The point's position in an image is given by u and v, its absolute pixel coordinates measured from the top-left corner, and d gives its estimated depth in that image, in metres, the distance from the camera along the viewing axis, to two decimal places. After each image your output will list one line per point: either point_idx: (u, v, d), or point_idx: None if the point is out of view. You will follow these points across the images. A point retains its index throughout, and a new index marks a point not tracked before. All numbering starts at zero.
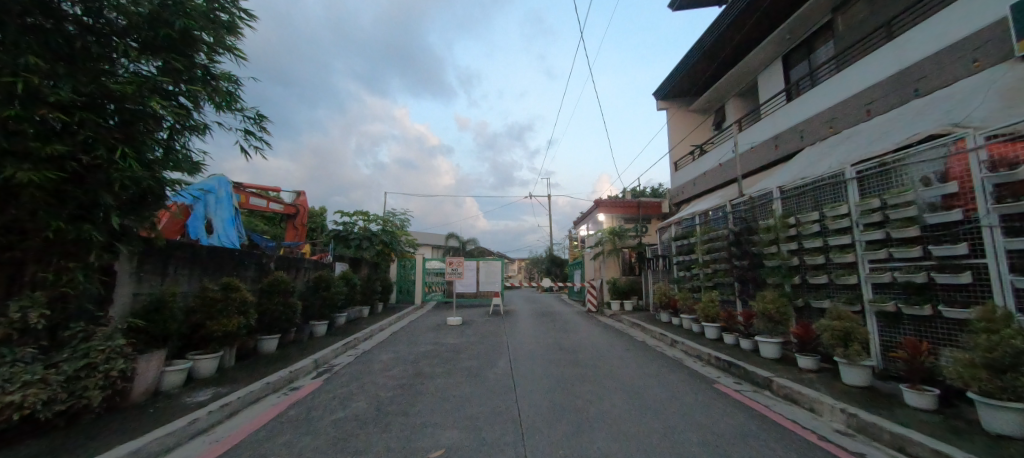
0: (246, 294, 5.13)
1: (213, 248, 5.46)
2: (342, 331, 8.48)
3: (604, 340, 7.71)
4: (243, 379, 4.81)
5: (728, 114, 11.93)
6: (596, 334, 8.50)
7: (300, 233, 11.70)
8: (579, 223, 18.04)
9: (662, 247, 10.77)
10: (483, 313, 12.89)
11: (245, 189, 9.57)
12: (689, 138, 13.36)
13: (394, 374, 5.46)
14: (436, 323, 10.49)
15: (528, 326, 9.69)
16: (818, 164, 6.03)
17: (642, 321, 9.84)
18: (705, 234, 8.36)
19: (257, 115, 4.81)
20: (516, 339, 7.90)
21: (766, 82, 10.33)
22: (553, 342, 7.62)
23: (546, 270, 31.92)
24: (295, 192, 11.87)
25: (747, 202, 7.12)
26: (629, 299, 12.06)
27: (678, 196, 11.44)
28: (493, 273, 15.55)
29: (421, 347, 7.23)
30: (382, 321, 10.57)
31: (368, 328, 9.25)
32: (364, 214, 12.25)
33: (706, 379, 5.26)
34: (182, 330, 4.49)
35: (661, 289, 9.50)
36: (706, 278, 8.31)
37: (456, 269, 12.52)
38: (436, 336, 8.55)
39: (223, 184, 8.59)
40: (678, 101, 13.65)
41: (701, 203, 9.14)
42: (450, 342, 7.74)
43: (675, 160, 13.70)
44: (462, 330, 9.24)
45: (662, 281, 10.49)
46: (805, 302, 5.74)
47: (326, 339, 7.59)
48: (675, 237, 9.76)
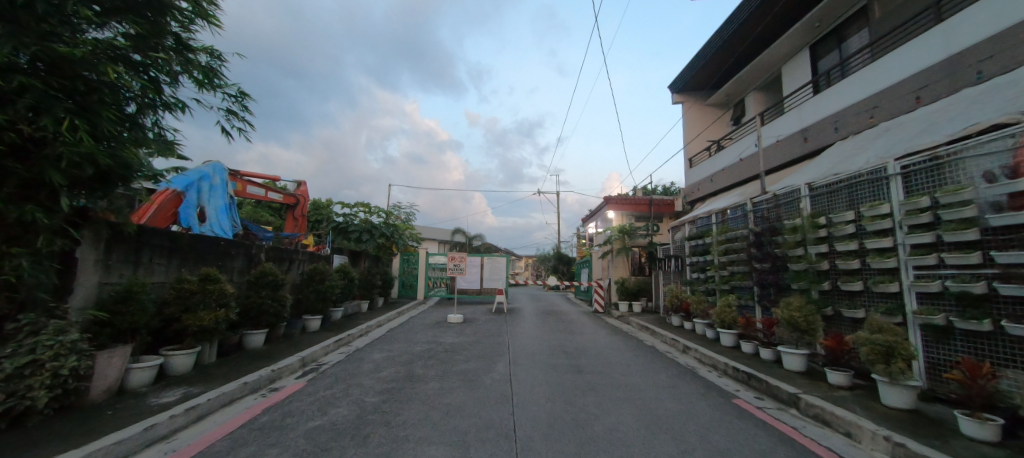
0: (226, 286, 4.80)
1: (195, 236, 5.15)
2: (337, 327, 8.17)
3: (612, 344, 7.24)
4: (221, 378, 4.48)
5: (748, 108, 11.28)
6: (603, 337, 8.04)
7: (301, 223, 11.42)
8: (586, 221, 17.52)
9: (675, 247, 10.23)
10: (485, 311, 12.52)
11: (243, 177, 9.28)
12: (705, 134, 12.72)
13: (383, 375, 5.08)
14: (436, 320, 10.14)
15: (530, 327, 9.27)
16: (853, 159, 5.46)
17: (652, 324, 9.34)
18: (722, 234, 7.83)
19: (240, 93, 4.44)
20: (518, 340, 7.49)
21: (790, 74, 9.69)
22: (557, 344, 7.18)
23: (553, 267, 31.44)
24: (296, 182, 11.58)
25: (771, 199, 6.57)
26: (638, 300, 11.55)
27: (692, 193, 10.86)
28: (498, 270, 15.16)
29: (417, 346, 6.86)
30: (381, 317, 10.24)
31: (365, 324, 8.92)
32: (365, 206, 11.94)
33: (724, 393, 4.78)
34: (154, 324, 4.17)
35: (673, 291, 8.98)
36: (722, 280, 7.78)
37: (458, 264, 12.14)
38: (434, 334, 8.17)
39: (218, 171, 8.30)
40: (694, 94, 13.02)
41: (718, 201, 8.59)
42: (448, 341, 7.36)
43: (690, 156, 13.07)
44: (462, 329, 8.87)
45: (673, 283, 9.96)
46: (835, 310, 5.21)
47: (319, 335, 7.27)
48: (689, 237, 9.21)
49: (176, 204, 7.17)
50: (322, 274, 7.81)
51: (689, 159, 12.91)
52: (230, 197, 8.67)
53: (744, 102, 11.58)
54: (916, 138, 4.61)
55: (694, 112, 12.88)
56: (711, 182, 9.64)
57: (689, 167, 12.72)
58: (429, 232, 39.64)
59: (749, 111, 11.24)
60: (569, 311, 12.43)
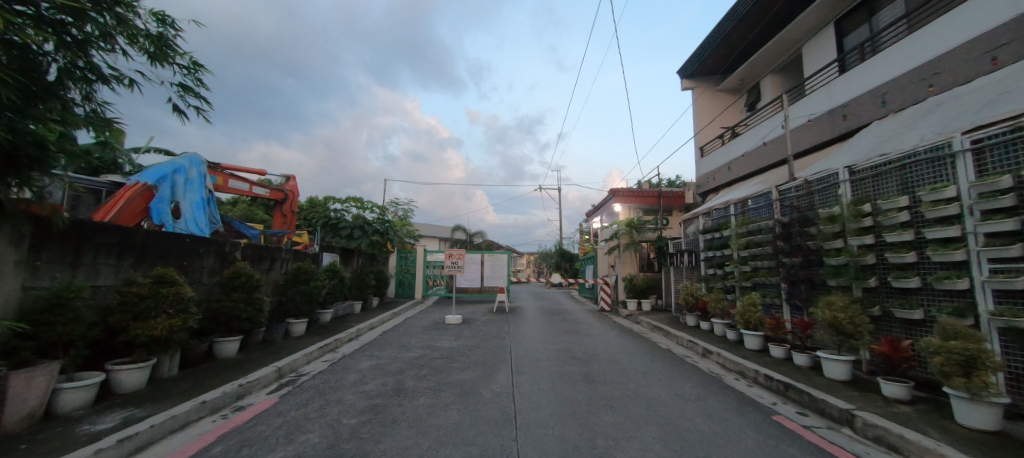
0: (186, 290, 4.17)
1: (153, 233, 4.53)
2: (325, 331, 7.56)
3: (624, 348, 6.63)
4: (179, 395, 3.85)
5: (765, 92, 10.51)
6: (613, 340, 7.42)
7: (290, 221, 10.81)
8: (591, 215, 16.80)
9: (688, 242, 9.57)
10: (486, 310, 11.91)
11: (224, 170, 8.64)
12: (718, 121, 11.97)
13: (368, 389, 4.45)
14: (433, 322, 9.52)
15: (534, 328, 8.64)
16: (903, 137, 4.78)
17: (664, 324, 8.69)
18: (742, 226, 7.17)
19: (194, 63, 3.76)
20: (520, 344, 6.86)
21: (812, 54, 8.93)
22: (563, 348, 6.59)
23: (555, 264, 30.81)
24: (285, 176, 10.95)
25: (803, 186, 5.91)
26: (647, 298, 10.91)
27: (706, 184, 10.18)
28: (499, 267, 14.54)
29: (409, 353, 6.23)
30: (374, 318, 9.61)
31: (356, 327, 8.31)
32: (356, 200, 10.95)
33: (760, 407, 4.14)
34: (95, 335, 3.55)
35: (687, 288, 8.33)
36: (742, 277, 7.12)
37: (456, 262, 11.48)
38: (430, 338, 7.54)
39: (194, 164, 7.68)
40: (705, 79, 12.24)
41: (736, 190, 7.93)
42: (444, 346, 6.73)
43: (701, 145, 12.32)
44: (460, 331, 8.24)
45: (686, 280, 9.29)
46: (884, 311, 4.54)
47: (304, 340, 6.67)
48: (704, 230, 8.54)
49: (145, 200, 6.57)
50: (308, 274, 7.19)
51: (701, 148, 12.17)
52: (208, 191, 8.05)
53: (760, 86, 10.81)
54: (986, 109, 3.93)
55: (706, 98, 12.11)
56: (726, 170, 8.96)
57: (700, 157, 11.99)
58: (429, 230, 39.08)
59: (766, 96, 10.49)
60: (574, 311, 11.80)
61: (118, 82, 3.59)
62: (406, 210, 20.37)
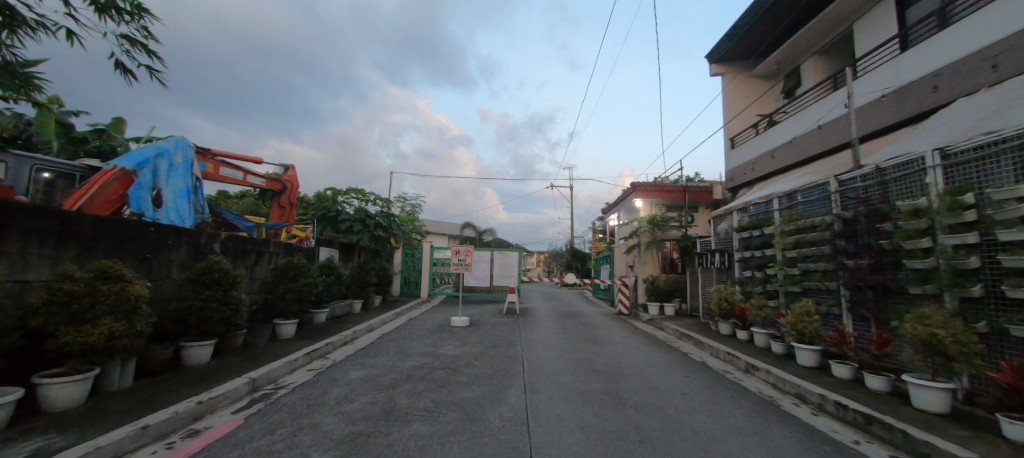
0: (138, 287, 3.47)
1: (105, 219, 3.83)
2: (320, 332, 6.90)
3: (653, 361, 5.79)
4: (121, 414, 3.16)
5: (806, 76, 9.36)
6: (638, 349, 6.59)
7: (289, 214, 10.22)
8: (607, 212, 15.85)
9: (719, 240, 8.64)
10: (495, 312, 11.16)
11: (217, 157, 8.07)
12: (750, 110, 10.69)
13: (353, 409, 3.72)
14: (438, 324, 8.79)
15: (548, 333, 7.86)
16: (1018, 111, 3.80)
17: (693, 331, 7.82)
18: (789, 222, 6.23)
19: (135, 6, 3.07)
20: (533, 353, 6.09)
21: (866, 30, 7.77)
22: (584, 359, 5.79)
23: (566, 263, 29.91)
24: (283, 166, 10.37)
25: (874, 175, 4.95)
26: (670, 302, 10.01)
27: (739, 178, 9.21)
28: (509, 265, 13.80)
29: (408, 362, 5.47)
30: (375, 319, 8.93)
31: (354, 328, 7.62)
32: (359, 192, 10.25)
33: (839, 447, 3.27)
34: (12, 342, 2.86)
35: (720, 292, 7.42)
36: (789, 281, 6.20)
37: (464, 260, 10.67)
38: (432, 343, 6.77)
39: (182, 148, 7.11)
40: (737, 64, 10.97)
41: (780, 182, 6.99)
42: (447, 354, 5.95)
43: (732, 135, 10.81)
44: (467, 335, 7.47)
45: (717, 283, 8.37)
46: (995, 328, 3.59)
47: (292, 344, 5.99)
48: (740, 228, 7.60)
49: (122, 185, 5.99)
50: (298, 269, 6.50)
51: (731, 139, 10.83)
52: (196, 179, 7.45)
53: (800, 70, 9.64)
54: None
55: (737, 84, 10.82)
56: (764, 161, 7.97)
57: (729, 149, 10.66)
58: (437, 227, 38.61)
59: (807, 81, 9.31)
60: (590, 314, 10.97)
61: (44, 29, 2.93)
62: (414, 205, 19.71)
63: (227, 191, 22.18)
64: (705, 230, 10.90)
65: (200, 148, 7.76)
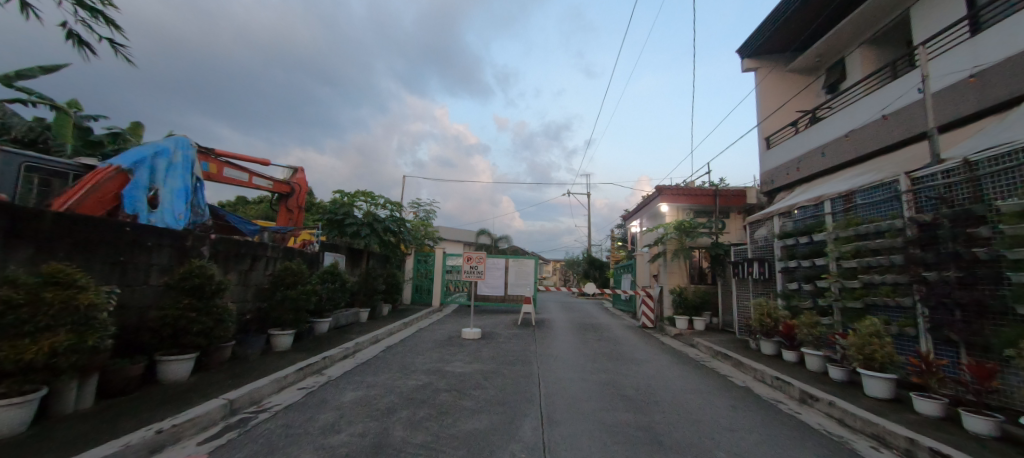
0: (94, 295, 3.02)
1: (67, 220, 3.42)
2: (320, 344, 6.43)
3: (688, 386, 5.04)
4: (63, 444, 2.68)
5: (852, 69, 8.31)
6: (668, 370, 5.84)
7: (297, 217, 10.07)
8: (629, 217, 15.05)
9: (756, 249, 7.79)
10: (509, 322, 10.54)
11: (220, 157, 8.06)
12: (788, 107, 9.67)
13: (337, 443, 3.14)
14: (448, 336, 8.21)
15: (565, 348, 7.17)
16: None
17: (729, 349, 6.99)
18: (846, 228, 5.37)
19: None
20: (550, 373, 5.43)
21: (926, 14, 6.61)
22: (607, 382, 5.10)
23: (584, 272, 29.03)
24: (293, 169, 10.22)
25: (959, 169, 4.07)
26: (699, 316, 9.16)
27: (779, 180, 8.33)
28: (524, 274, 13.17)
29: (409, 382, 4.87)
30: (382, 329, 8.45)
31: (357, 339, 7.13)
32: (367, 195, 9.84)
33: None
34: None
35: (760, 307, 6.58)
36: (846, 295, 5.33)
37: (475, 267, 10.03)
38: (439, 359, 6.18)
39: (182, 148, 6.94)
40: (771, 59, 9.92)
41: (833, 183, 6.13)
42: (454, 372, 5.34)
43: (766, 136, 9.81)
44: (477, 350, 6.84)
45: (755, 296, 7.52)
46: None
47: (286, 357, 5.52)
48: (783, 234, 6.76)
49: (118, 186, 5.86)
50: (294, 277, 6.03)
51: (765, 139, 9.84)
52: (197, 180, 7.28)
53: (845, 63, 8.58)
54: None
55: (772, 80, 9.82)
56: (813, 159, 7.07)
57: (763, 150, 9.75)
58: (452, 234, 38.40)
59: (855, 74, 8.28)
60: (611, 327, 10.21)
61: None
62: (428, 211, 19.37)
63: (245, 198, 22.48)
64: (737, 238, 9.99)
65: (203, 148, 7.74)
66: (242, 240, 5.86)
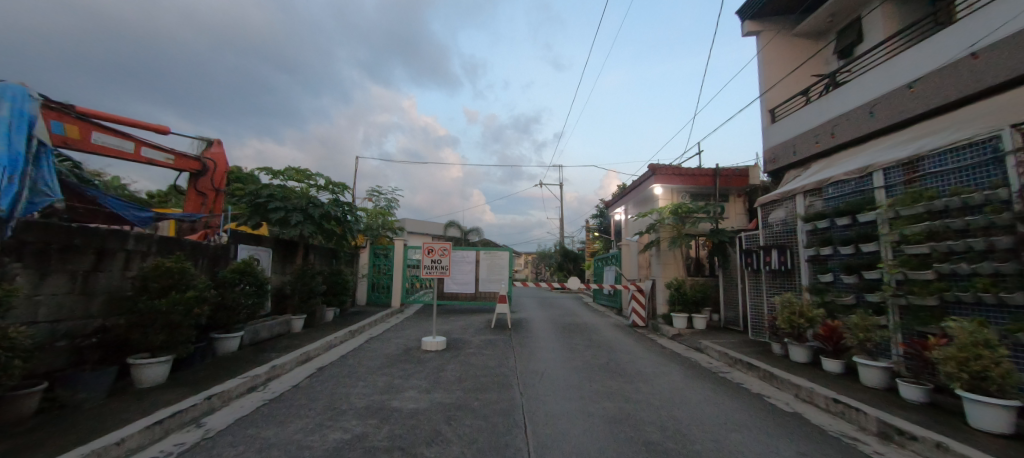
0: None
1: None
2: (218, 369, 4.60)
3: (725, 418, 3.75)
4: None
5: (871, 29, 7.25)
6: (688, 390, 4.56)
7: (212, 203, 7.99)
8: (611, 205, 13.79)
9: (770, 235, 6.68)
10: (481, 325, 9.00)
11: (89, 119, 5.87)
12: (792, 78, 8.56)
13: None
14: (404, 348, 6.53)
15: (553, 360, 5.73)
16: None
17: (746, 353, 5.84)
18: (912, 204, 4.20)
19: None
20: (542, 405, 3.93)
21: None
22: (618, 417, 3.69)
23: (558, 264, 27.86)
24: (206, 141, 8.08)
25: None
26: (699, 313, 8.03)
27: (793, 156, 7.24)
28: (497, 268, 11.69)
29: (331, 436, 3.19)
30: (322, 340, 6.65)
31: (280, 359, 5.32)
32: (302, 173, 7.87)
33: None
34: None
35: (788, 304, 5.40)
36: (914, 289, 4.16)
37: (438, 261, 8.32)
38: (387, 386, 4.52)
39: (14, 100, 4.67)
40: (775, 21, 8.79)
41: (881, 150, 5.00)
42: (403, 412, 3.72)
43: (769, 108, 8.69)
44: (440, 369, 5.26)
45: (773, 290, 6.41)
46: None
47: (150, 399, 3.69)
48: (813, 217, 5.64)
49: None
50: (162, 281, 4.08)
51: (769, 111, 8.71)
52: (38, 143, 4.99)
53: (862, 23, 7.51)
54: None
55: (776, 46, 8.70)
56: (845, 124, 5.94)
57: (767, 124, 8.64)
58: (421, 227, 36.34)
59: (873, 36, 7.23)
60: (598, 327, 8.94)
61: None
62: (388, 200, 17.33)
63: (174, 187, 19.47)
64: (738, 223, 8.88)
65: (57, 104, 5.51)
66: (73, 224, 3.77)
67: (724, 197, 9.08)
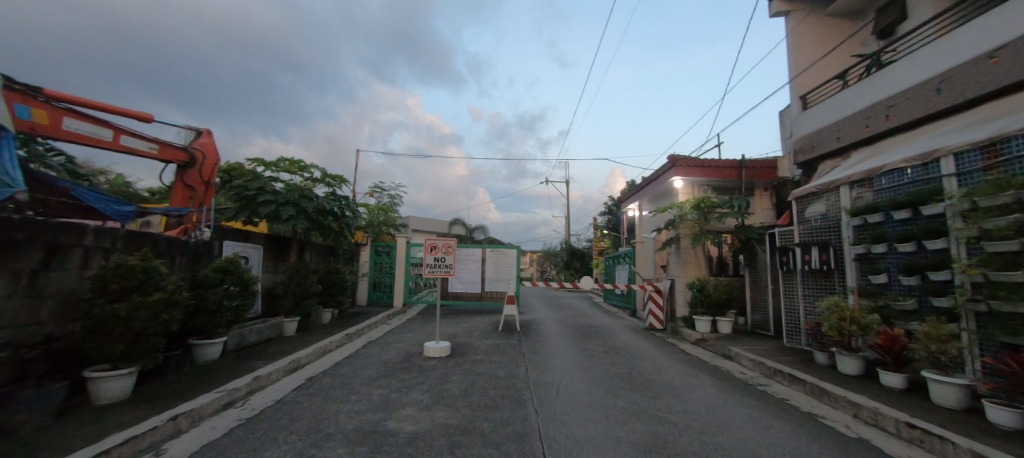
0: None
1: None
2: (193, 382, 4.06)
3: (780, 447, 3.15)
4: None
5: (920, 4, 6.54)
6: (727, 407, 3.97)
7: (201, 196, 7.49)
8: (623, 201, 13.17)
9: (808, 232, 6.05)
10: (488, 328, 8.44)
11: (58, 103, 5.38)
12: (825, 61, 7.87)
13: None
14: (405, 355, 5.97)
15: (569, 370, 5.17)
16: None
17: (784, 363, 5.22)
18: (992, 192, 3.52)
19: None
20: (562, 428, 3.34)
21: None
22: (653, 445, 3.10)
23: (565, 262, 27.22)
24: (195, 131, 7.57)
25: None
26: (724, 316, 7.40)
27: (831, 144, 6.57)
28: (504, 267, 11.13)
29: None
30: (316, 345, 6.11)
31: (267, 367, 4.78)
32: (296, 164, 7.33)
33: None
34: None
35: (835, 309, 4.78)
36: (999, 295, 3.44)
37: (442, 259, 7.76)
38: (382, 402, 3.96)
39: None
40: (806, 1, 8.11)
41: (947, 133, 4.34)
42: (399, 436, 3.15)
43: (799, 94, 8.01)
44: (444, 380, 4.70)
45: (813, 293, 5.78)
46: None
47: (103, 421, 3.14)
48: (863, 211, 5.01)
49: None
50: (122, 282, 3.54)
51: (798, 98, 8.02)
52: None
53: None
54: None
55: (807, 27, 8.01)
56: (899, 105, 5.25)
57: (797, 112, 7.96)
58: (425, 225, 35.94)
59: (921, 11, 6.52)
60: (613, 330, 8.35)
61: None
62: (391, 196, 16.84)
63: None
64: (765, 219, 8.24)
65: (21, 86, 5.05)
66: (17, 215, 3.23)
67: (749, 191, 8.44)
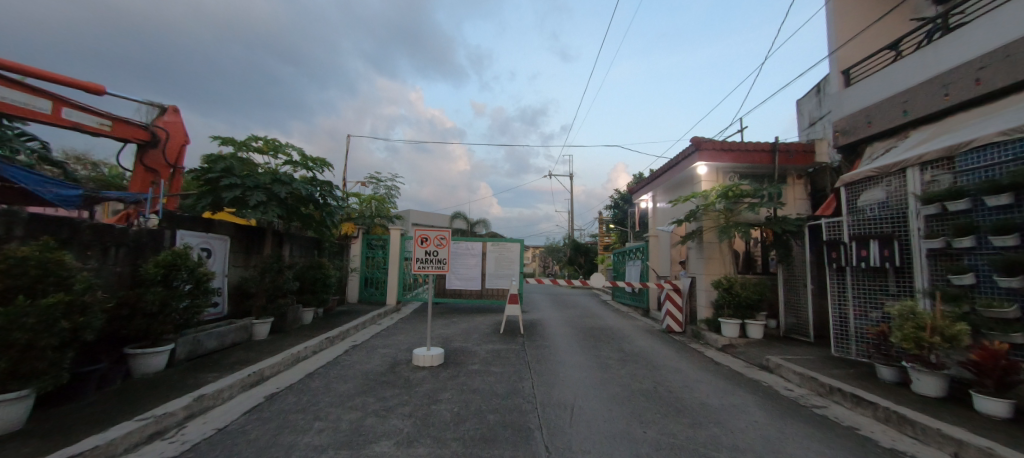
0: None
1: None
2: (119, 402, 3.25)
3: None
4: None
5: None
6: (788, 441, 3.14)
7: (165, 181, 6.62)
8: (634, 192, 12.30)
9: (861, 223, 5.18)
10: (488, 330, 7.60)
11: None
12: (870, 31, 6.93)
13: None
14: (390, 364, 5.16)
15: (583, 384, 4.35)
16: None
17: (839, 379, 4.39)
18: None
19: None
20: None
21: None
22: None
23: (569, 258, 26.36)
24: (158, 108, 6.72)
25: None
26: (754, 319, 6.56)
27: (886, 124, 5.67)
28: (506, 262, 10.30)
29: None
30: (288, 351, 5.30)
31: (222, 381, 3.98)
32: (273, 144, 6.49)
33: None
34: None
35: (908, 316, 3.94)
36: None
37: (434, 252, 6.91)
38: (351, 430, 3.14)
39: None
40: None
41: None
42: None
43: (840, 68, 7.05)
44: (432, 398, 3.88)
45: (868, 295, 4.94)
46: None
47: None
48: (940, 197, 4.15)
49: None
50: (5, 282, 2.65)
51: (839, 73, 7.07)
52: None
53: None
54: None
55: None
56: (991, 67, 4.30)
57: (838, 89, 7.02)
58: (424, 219, 35.02)
59: None
60: (628, 333, 7.51)
61: None
62: (387, 188, 15.97)
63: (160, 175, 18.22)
64: (797, 211, 7.42)
65: None
66: None
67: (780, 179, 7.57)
